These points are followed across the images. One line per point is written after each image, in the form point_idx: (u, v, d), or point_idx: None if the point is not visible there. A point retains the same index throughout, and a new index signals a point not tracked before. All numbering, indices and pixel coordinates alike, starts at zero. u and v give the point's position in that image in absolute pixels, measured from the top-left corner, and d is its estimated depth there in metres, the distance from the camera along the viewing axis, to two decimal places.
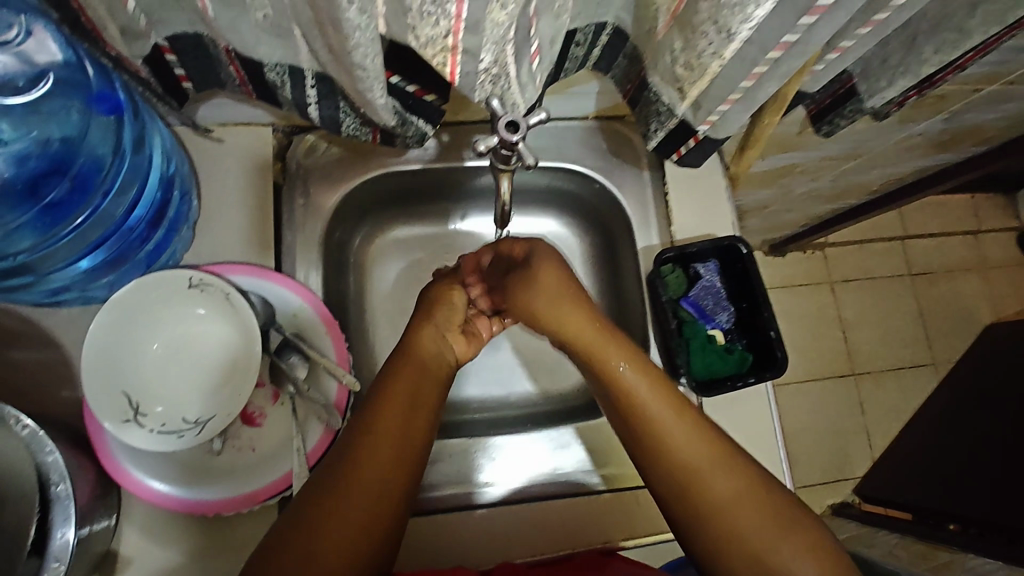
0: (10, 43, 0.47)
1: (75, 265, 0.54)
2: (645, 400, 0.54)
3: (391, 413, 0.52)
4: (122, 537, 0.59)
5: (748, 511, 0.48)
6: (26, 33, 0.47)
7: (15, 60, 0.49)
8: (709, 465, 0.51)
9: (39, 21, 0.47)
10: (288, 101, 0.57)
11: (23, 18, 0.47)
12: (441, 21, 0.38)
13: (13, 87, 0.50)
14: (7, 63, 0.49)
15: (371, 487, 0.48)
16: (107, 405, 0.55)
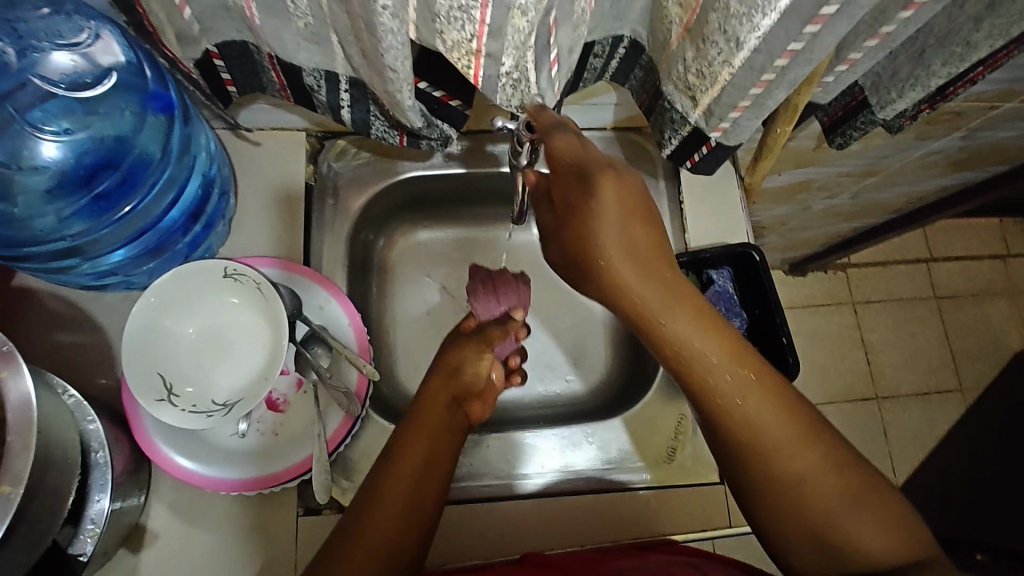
0: (81, 44, 0.53)
1: (120, 249, 0.58)
2: (702, 330, 0.52)
3: (414, 442, 0.58)
4: (150, 512, 0.62)
5: (802, 451, 0.49)
6: (95, 36, 0.53)
7: (83, 61, 0.54)
8: (785, 436, 0.49)
9: (108, 25, 0.52)
10: (322, 105, 0.61)
11: (94, 23, 0.52)
12: (466, 26, 0.41)
13: (81, 84, 0.55)
14: (77, 63, 0.54)
15: (398, 500, 0.53)
16: (144, 382, 0.59)
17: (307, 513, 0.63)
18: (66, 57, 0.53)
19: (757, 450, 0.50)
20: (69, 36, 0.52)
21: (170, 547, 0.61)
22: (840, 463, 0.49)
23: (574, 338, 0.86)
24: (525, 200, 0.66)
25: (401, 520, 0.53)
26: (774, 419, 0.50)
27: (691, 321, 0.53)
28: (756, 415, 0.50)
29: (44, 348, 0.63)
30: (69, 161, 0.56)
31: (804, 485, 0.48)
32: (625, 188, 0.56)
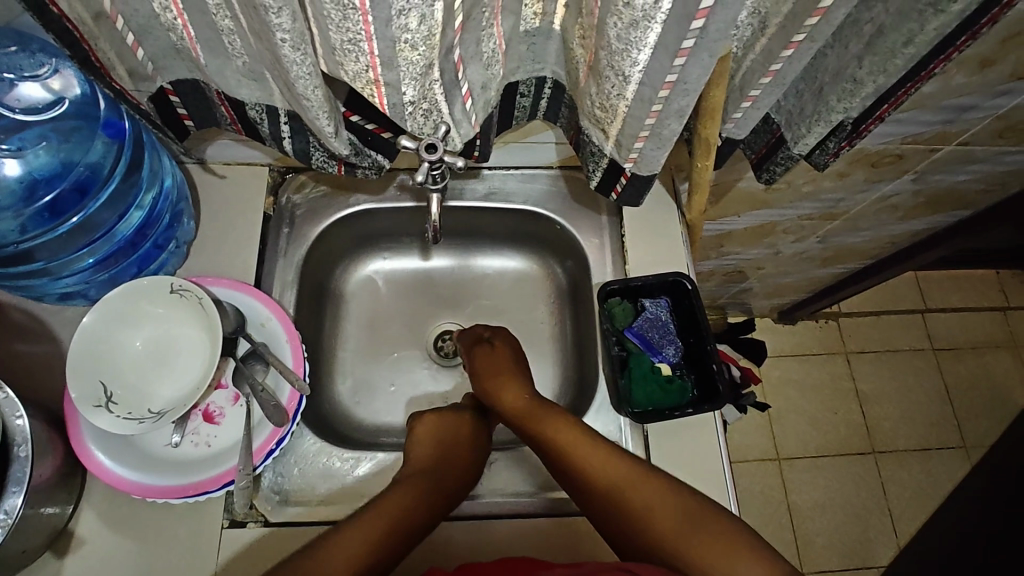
0: (40, 77, 0.61)
1: (70, 259, 0.65)
2: (558, 425, 0.67)
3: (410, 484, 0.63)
4: (80, 518, 0.64)
5: (662, 510, 0.58)
6: (54, 72, 0.61)
7: (40, 91, 0.61)
8: (637, 496, 0.59)
9: (66, 62, 0.61)
10: (268, 137, 0.67)
11: (55, 60, 0.61)
12: (359, 58, 0.47)
13: (34, 110, 0.61)
14: (35, 94, 0.61)
15: (384, 519, 0.57)
16: (80, 381, 0.62)
17: (232, 526, 0.65)
18: (24, 88, 0.61)
19: (617, 520, 0.60)
20: (30, 70, 0.61)
21: (95, 553, 0.63)
22: (692, 519, 0.56)
23: None
24: (438, 222, 0.68)
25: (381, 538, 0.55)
26: (607, 474, 0.62)
27: (549, 422, 0.68)
28: (617, 489, 0.61)
29: (4, 357, 0.68)
30: (21, 179, 0.62)
31: (647, 517, 0.58)
32: (500, 362, 0.76)
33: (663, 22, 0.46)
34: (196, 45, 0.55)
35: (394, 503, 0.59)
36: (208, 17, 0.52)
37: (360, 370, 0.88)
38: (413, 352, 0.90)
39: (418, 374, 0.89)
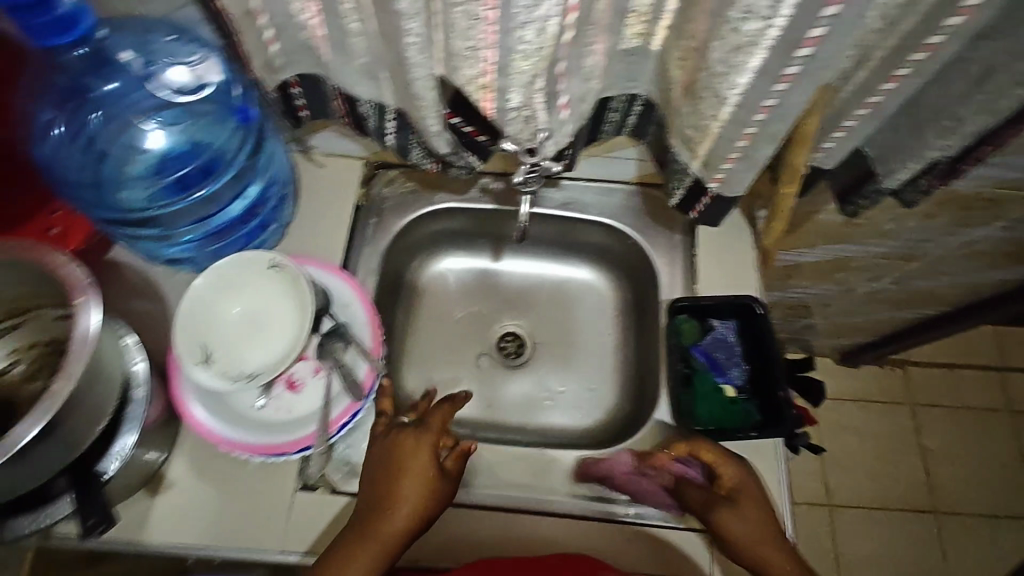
0: (189, 63, 0.67)
1: (191, 227, 0.73)
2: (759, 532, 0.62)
3: (402, 497, 0.62)
4: (171, 463, 0.70)
5: None
6: (201, 59, 0.67)
7: (188, 75, 0.68)
8: None
9: (213, 54, 0.67)
10: (373, 131, 0.72)
11: (204, 50, 0.68)
12: (477, 64, 0.51)
13: (182, 91, 0.68)
14: (184, 77, 0.68)
15: (390, 535, 0.60)
16: (186, 340, 0.69)
17: (303, 488, 0.70)
18: (175, 71, 0.67)
19: None
20: (182, 57, 0.67)
21: (182, 496, 0.68)
22: None
23: (578, 373, 0.92)
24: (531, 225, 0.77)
25: (383, 554, 0.60)
26: None
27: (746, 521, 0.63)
28: None
29: (121, 310, 0.75)
30: (160, 152, 0.70)
31: None
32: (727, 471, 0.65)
33: (768, 48, 0.48)
34: (324, 43, 0.61)
35: (397, 515, 0.61)
36: (340, 20, 0.58)
37: (425, 360, 0.92)
38: (476, 349, 0.94)
39: (479, 371, 0.93)
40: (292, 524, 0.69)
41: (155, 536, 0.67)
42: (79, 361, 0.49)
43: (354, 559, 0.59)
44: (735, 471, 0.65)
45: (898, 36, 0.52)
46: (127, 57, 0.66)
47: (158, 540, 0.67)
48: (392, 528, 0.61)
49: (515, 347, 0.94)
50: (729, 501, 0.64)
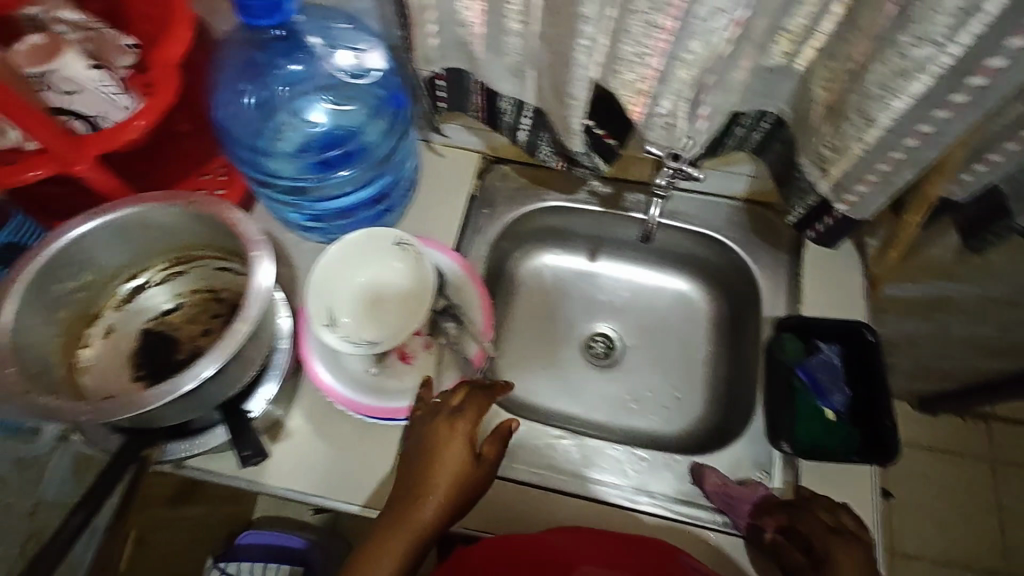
0: (359, 51, 0.72)
1: (328, 202, 0.79)
2: None
3: (435, 481, 0.61)
4: (291, 414, 0.75)
5: None
6: (369, 49, 0.72)
7: (355, 62, 0.73)
8: None
9: (381, 46, 0.73)
10: (506, 127, 0.76)
11: (373, 41, 0.72)
12: (640, 70, 0.54)
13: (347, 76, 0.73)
14: (351, 63, 0.73)
15: (422, 521, 0.59)
16: (316, 305, 0.74)
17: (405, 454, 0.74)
18: (345, 57, 0.72)
19: None
20: (354, 44, 0.72)
21: (298, 446, 0.74)
22: None
23: (664, 381, 0.93)
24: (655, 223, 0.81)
25: (416, 540, 0.58)
26: None
27: None
28: None
29: None
30: (316, 129, 0.75)
31: None
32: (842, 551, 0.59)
33: (936, 75, 0.49)
34: (480, 40, 0.65)
35: (428, 500, 0.60)
36: (502, 21, 0.62)
37: (517, 350, 0.96)
38: (565, 345, 0.97)
39: (565, 366, 0.96)
40: (391, 486, 0.72)
41: (273, 480, 0.72)
42: (255, 306, 0.55)
43: (388, 542, 0.57)
44: (840, 549, 0.59)
45: None
46: (315, 43, 0.71)
47: (274, 485, 0.72)
48: (426, 513, 0.59)
49: (604, 348, 0.97)
50: (816, 566, 0.60)
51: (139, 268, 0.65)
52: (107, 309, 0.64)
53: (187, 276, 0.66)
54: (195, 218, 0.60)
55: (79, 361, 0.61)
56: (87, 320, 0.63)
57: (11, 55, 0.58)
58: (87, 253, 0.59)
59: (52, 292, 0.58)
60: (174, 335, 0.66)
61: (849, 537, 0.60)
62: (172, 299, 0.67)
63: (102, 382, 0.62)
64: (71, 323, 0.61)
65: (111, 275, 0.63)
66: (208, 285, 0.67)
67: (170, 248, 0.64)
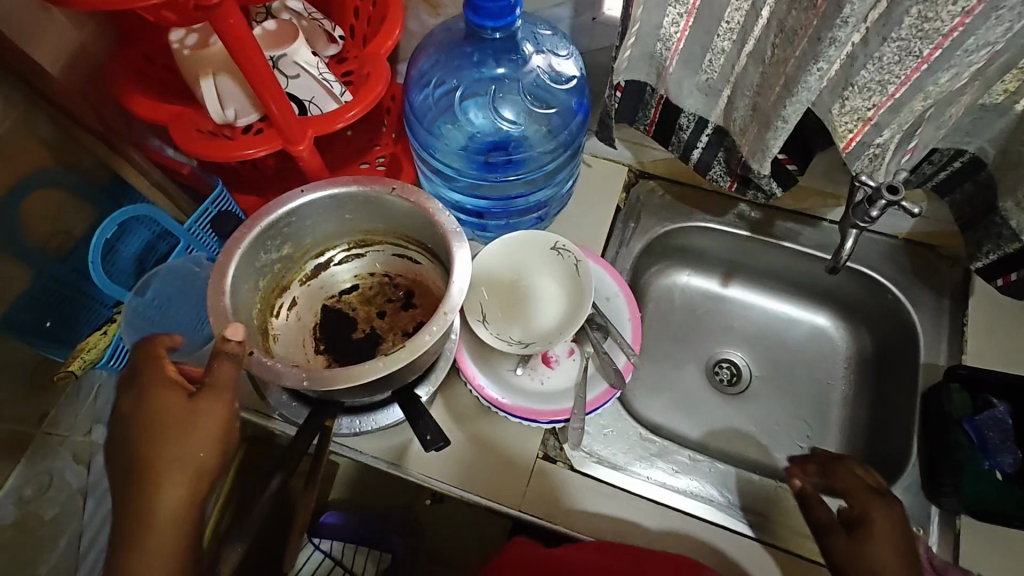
0: (559, 58, 0.72)
1: (490, 201, 0.80)
2: None
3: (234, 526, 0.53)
4: (434, 404, 0.77)
5: None
6: (569, 55, 0.72)
7: (551, 68, 0.73)
8: None
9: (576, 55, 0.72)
10: (678, 144, 0.76)
11: (570, 49, 0.72)
12: (873, 97, 0.52)
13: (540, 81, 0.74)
14: (547, 69, 0.73)
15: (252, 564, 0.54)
16: (472, 299, 0.77)
17: (544, 458, 0.74)
18: (543, 63, 0.73)
19: None
20: (557, 50, 0.72)
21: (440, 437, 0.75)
22: None
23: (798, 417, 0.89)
24: (844, 260, 0.70)
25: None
26: None
27: None
28: None
29: None
30: (482, 131, 0.76)
31: None
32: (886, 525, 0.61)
33: None
34: (676, 57, 0.64)
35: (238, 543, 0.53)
36: (710, 38, 0.61)
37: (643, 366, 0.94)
38: (693, 366, 0.94)
39: (689, 390, 0.92)
40: (523, 486, 0.73)
41: (413, 465, 0.74)
42: (457, 297, 0.58)
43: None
44: (878, 507, 0.62)
45: None
46: (527, 50, 0.71)
47: (415, 470, 0.73)
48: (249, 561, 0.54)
49: (730, 376, 0.93)
50: (848, 529, 0.62)
51: (325, 247, 0.70)
52: (294, 283, 0.70)
53: (364, 260, 0.72)
54: (390, 208, 0.64)
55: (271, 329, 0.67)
56: (277, 291, 0.68)
57: None
58: (291, 228, 0.64)
59: (259, 264, 0.63)
60: (353, 314, 0.71)
61: (888, 499, 0.63)
62: (349, 281, 0.72)
63: (289, 351, 0.67)
64: (267, 293, 0.67)
65: (303, 254, 0.68)
66: (382, 269, 0.72)
67: (354, 233, 0.70)
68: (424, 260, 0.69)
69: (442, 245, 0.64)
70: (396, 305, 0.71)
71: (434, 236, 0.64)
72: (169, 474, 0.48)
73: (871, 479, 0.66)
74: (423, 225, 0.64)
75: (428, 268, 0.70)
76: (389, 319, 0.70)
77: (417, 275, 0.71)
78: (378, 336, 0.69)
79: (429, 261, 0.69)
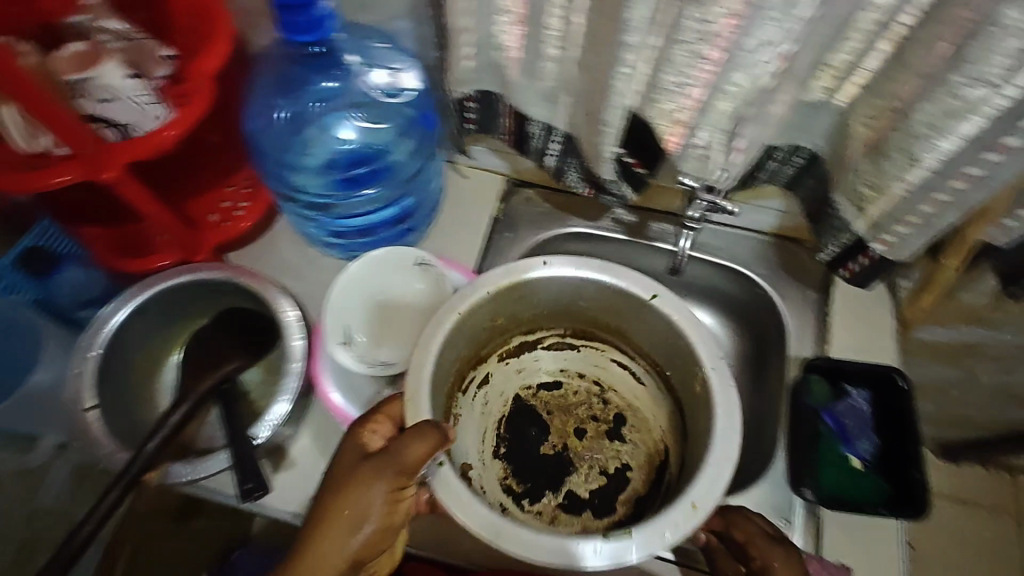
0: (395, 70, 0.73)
1: (345, 220, 0.80)
2: None
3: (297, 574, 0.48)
4: (297, 440, 0.74)
5: None
6: (405, 67, 0.73)
7: (389, 82, 0.73)
8: None
9: (413, 66, 0.73)
10: (533, 152, 0.76)
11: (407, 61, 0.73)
12: (679, 101, 0.53)
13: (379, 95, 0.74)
14: (385, 83, 0.73)
15: None
16: (333, 326, 0.74)
17: None
18: (381, 77, 0.73)
19: None
20: (391, 63, 0.73)
21: (302, 475, 0.73)
22: None
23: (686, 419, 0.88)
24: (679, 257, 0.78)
25: None
26: None
27: None
28: None
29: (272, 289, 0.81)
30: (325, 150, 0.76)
31: None
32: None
33: (990, 118, 0.47)
34: (517, 65, 0.64)
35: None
36: (540, 46, 0.61)
37: None
38: None
39: None
40: None
41: (271, 503, 0.72)
42: (717, 487, 0.54)
43: None
44: (776, 556, 0.58)
45: None
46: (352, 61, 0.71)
47: (276, 507, 0.72)
48: None
49: None
50: None
51: (539, 330, 0.76)
52: (490, 357, 0.75)
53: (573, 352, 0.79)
54: (631, 309, 0.68)
55: (456, 406, 0.70)
56: (474, 363, 0.73)
57: (56, 62, 0.62)
58: (516, 296, 0.67)
59: (470, 322, 0.65)
60: (528, 403, 0.77)
61: (786, 545, 0.60)
62: (552, 377, 0.79)
63: (473, 447, 0.72)
64: (462, 366, 0.70)
65: (538, 304, 0.71)
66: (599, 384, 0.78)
67: (589, 323, 0.75)
68: (650, 381, 0.75)
69: (692, 387, 0.65)
70: (600, 426, 0.77)
71: (680, 365, 0.67)
72: (380, 460, 0.51)
73: (770, 528, 0.62)
74: (673, 347, 0.67)
75: (650, 395, 0.76)
76: (589, 442, 0.76)
77: (629, 400, 0.77)
78: (568, 460, 0.75)
79: (654, 389, 0.75)
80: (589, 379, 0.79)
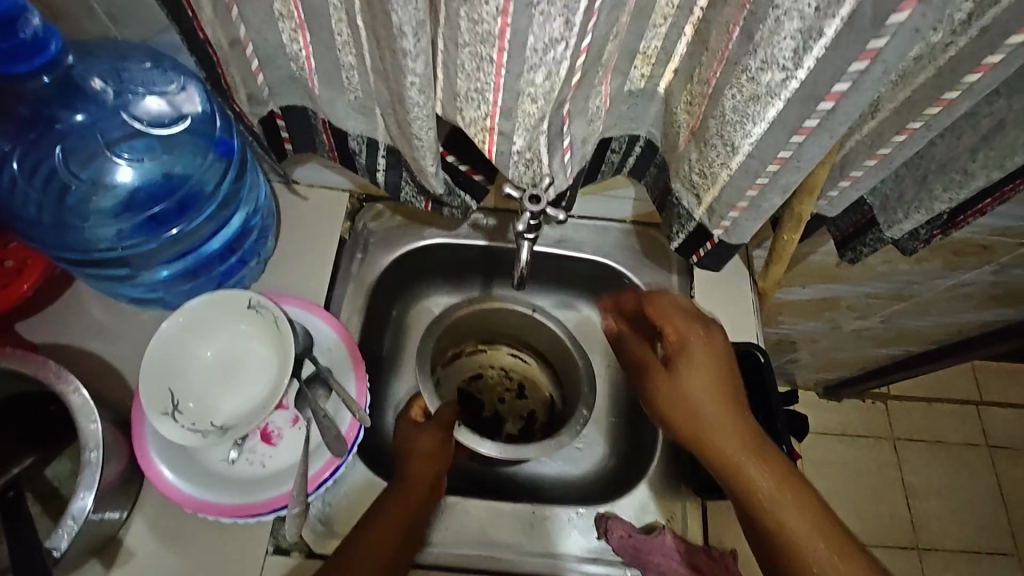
0: (170, 93, 0.64)
1: (159, 270, 0.68)
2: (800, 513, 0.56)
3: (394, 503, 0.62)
4: (131, 526, 0.64)
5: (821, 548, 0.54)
6: (181, 88, 0.65)
7: (167, 105, 0.64)
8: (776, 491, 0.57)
9: (194, 81, 0.65)
10: (361, 168, 0.68)
11: (183, 78, 0.65)
12: (481, 107, 0.49)
13: (161, 122, 0.65)
14: (162, 108, 0.64)
15: (396, 524, 0.60)
16: (153, 397, 0.63)
17: (275, 553, 0.64)
18: (156, 101, 0.64)
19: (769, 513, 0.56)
20: (162, 86, 0.64)
21: (140, 566, 0.63)
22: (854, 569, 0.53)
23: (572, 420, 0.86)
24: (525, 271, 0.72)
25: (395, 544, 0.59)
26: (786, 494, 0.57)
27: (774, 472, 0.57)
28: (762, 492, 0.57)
29: (80, 357, 0.69)
30: (113, 189, 0.64)
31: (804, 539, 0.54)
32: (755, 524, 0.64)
33: (786, 100, 0.46)
34: (314, 75, 0.57)
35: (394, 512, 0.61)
36: (334, 53, 0.54)
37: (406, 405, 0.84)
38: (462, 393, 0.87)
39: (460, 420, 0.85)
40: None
41: None
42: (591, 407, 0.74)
43: (369, 542, 0.59)
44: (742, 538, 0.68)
45: (912, 88, 0.51)
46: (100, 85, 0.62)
47: None
48: (391, 520, 0.60)
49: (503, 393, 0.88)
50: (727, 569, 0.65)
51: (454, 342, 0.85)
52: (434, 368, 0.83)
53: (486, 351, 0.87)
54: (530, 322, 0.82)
55: None
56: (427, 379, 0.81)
57: None
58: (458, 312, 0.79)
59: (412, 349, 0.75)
60: (461, 388, 0.86)
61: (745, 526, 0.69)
62: (472, 368, 0.88)
63: None
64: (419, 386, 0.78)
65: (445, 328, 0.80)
66: (501, 365, 0.88)
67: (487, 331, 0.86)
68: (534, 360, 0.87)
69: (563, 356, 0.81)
70: (511, 393, 0.88)
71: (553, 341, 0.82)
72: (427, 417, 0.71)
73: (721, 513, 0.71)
74: (540, 330, 0.82)
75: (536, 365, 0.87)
76: (507, 404, 0.88)
77: (528, 372, 0.88)
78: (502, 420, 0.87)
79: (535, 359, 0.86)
80: (487, 361, 0.88)
